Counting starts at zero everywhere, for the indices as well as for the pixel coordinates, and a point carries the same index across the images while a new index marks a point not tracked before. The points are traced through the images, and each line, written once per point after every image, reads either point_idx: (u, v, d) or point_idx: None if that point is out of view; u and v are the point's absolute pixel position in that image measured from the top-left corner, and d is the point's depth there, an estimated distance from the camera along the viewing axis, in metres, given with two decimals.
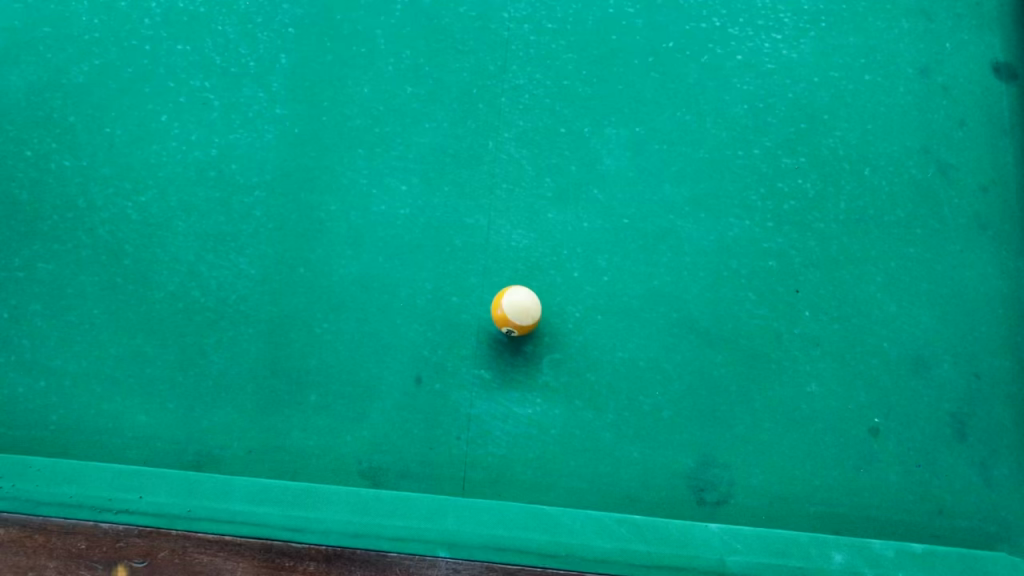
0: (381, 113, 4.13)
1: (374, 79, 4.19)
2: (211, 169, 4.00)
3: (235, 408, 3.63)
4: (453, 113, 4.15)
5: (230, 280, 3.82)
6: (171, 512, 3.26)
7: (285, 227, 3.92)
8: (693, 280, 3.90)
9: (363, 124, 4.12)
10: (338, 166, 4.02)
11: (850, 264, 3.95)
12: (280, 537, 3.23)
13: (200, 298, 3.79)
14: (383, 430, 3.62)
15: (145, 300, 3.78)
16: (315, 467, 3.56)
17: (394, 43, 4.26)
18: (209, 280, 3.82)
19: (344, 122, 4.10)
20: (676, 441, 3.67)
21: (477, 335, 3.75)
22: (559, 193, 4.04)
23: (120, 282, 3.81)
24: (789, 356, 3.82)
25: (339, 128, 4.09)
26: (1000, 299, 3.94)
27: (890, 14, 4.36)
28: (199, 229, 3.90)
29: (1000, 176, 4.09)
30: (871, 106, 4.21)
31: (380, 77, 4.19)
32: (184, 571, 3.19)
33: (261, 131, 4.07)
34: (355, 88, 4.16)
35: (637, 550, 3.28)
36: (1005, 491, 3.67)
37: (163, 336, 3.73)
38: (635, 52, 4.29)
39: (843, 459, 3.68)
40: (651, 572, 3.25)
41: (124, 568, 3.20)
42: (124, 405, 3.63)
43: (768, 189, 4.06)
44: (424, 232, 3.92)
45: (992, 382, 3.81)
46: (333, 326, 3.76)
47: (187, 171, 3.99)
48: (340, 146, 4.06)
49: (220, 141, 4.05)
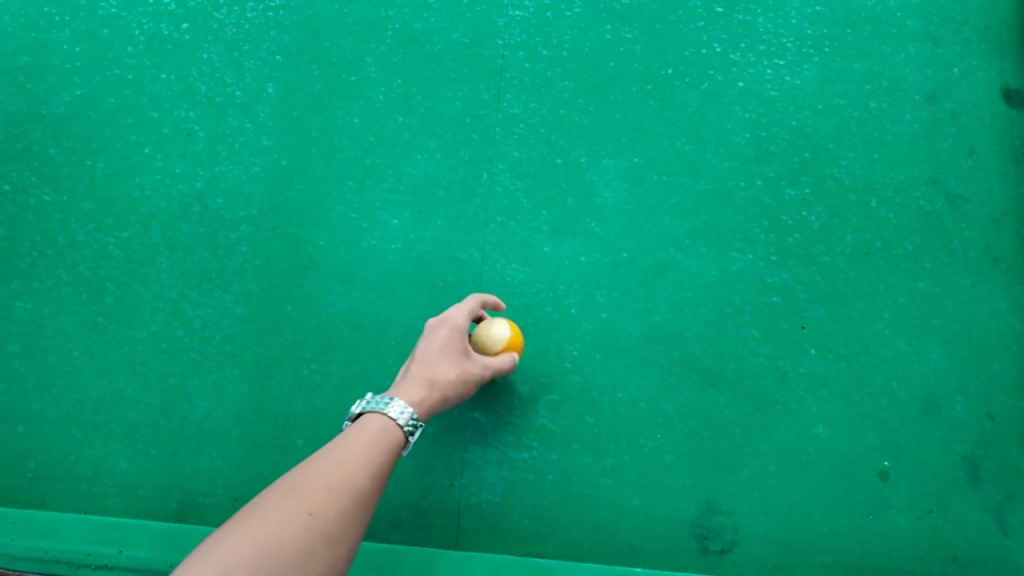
0: (243, 105, 1.95)
1: (244, 82, 1.97)
2: (29, 138, 1.92)
3: (41, 449, 1.69)
4: (333, 101, 1.95)
5: (64, 263, 1.83)
6: (48, 554, 1.53)
7: (110, 198, 1.87)
8: (682, 323, 1.78)
9: (159, 114, 1.94)
10: (195, 144, 1.92)
11: (924, 254, 1.82)
12: (34, 566, 1.52)
13: (63, 277, 1.82)
14: (50, 446, 1.69)
15: (8, 227, 1.85)
16: (92, 502, 1.65)
17: (263, 32, 2.01)
18: (70, 254, 1.83)
19: (194, 97, 1.95)
20: (584, 518, 1.63)
21: (321, 391, 1.72)
22: (238, 141, 1.92)
23: None
24: (805, 402, 1.72)
25: (189, 115, 1.94)
26: (995, 335, 1.76)
27: (900, 35, 1.99)
28: (42, 166, 1.90)
29: (1017, 198, 1.85)
30: (846, 118, 1.93)
31: (251, 87, 1.96)
32: None
33: (194, 124, 1.93)
34: (203, 76, 1.97)
35: None
36: (993, 543, 1.62)
37: (37, 289, 1.81)
38: (632, 77, 1.96)
39: (857, 515, 1.64)
40: None
41: None
42: (32, 403, 1.73)
43: (901, 155, 1.90)
44: (284, 246, 1.84)
45: (1012, 428, 1.69)
46: (162, 341, 1.77)
47: (84, 113, 1.94)
48: (195, 140, 1.92)
49: (129, 92, 1.95)
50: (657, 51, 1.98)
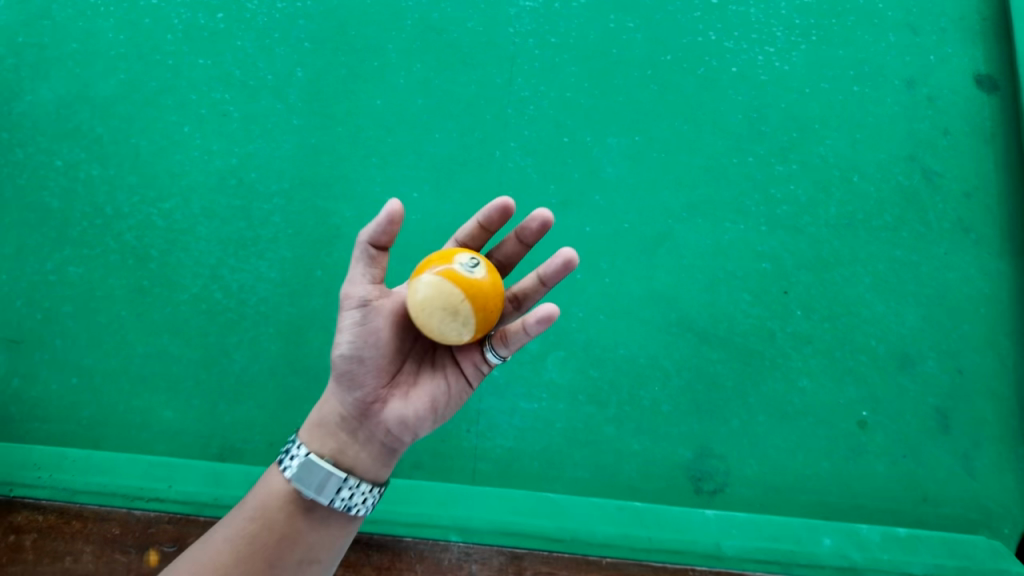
0: (274, 86, 2.11)
1: (274, 66, 2.12)
2: (74, 115, 2.06)
3: (90, 399, 1.83)
4: (356, 83, 2.11)
5: (108, 229, 1.97)
6: (105, 489, 1.70)
7: (152, 171, 2.03)
8: (679, 287, 1.94)
9: (197, 96, 2.09)
10: (229, 123, 2.08)
11: (902, 225, 1.99)
12: (94, 500, 1.69)
13: (108, 243, 1.96)
14: (101, 398, 1.83)
15: (56, 195, 1.99)
16: (140, 447, 1.80)
17: (291, 19, 2.17)
18: (115, 222, 1.98)
19: (229, 80, 2.11)
20: (590, 461, 1.77)
21: None
22: (270, 121, 2.08)
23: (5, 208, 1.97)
24: (791, 357, 1.88)
25: (223, 96, 2.10)
26: (965, 298, 1.93)
27: (882, 25, 2.16)
28: (87, 141, 2.04)
29: (987, 173, 2.02)
30: (831, 101, 2.10)
31: (281, 70, 2.12)
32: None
33: (228, 104, 2.09)
34: (236, 59, 2.13)
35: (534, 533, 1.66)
36: (959, 483, 1.79)
37: (85, 253, 1.95)
38: (634, 62, 2.12)
39: (837, 458, 1.80)
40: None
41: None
42: (81, 357, 1.87)
43: (881, 134, 2.06)
44: (313, 216, 2.00)
45: (978, 380, 1.86)
46: (202, 302, 1.92)
47: (126, 93, 2.09)
48: (229, 119, 2.08)
49: (168, 75, 2.11)
50: (657, 38, 2.14)
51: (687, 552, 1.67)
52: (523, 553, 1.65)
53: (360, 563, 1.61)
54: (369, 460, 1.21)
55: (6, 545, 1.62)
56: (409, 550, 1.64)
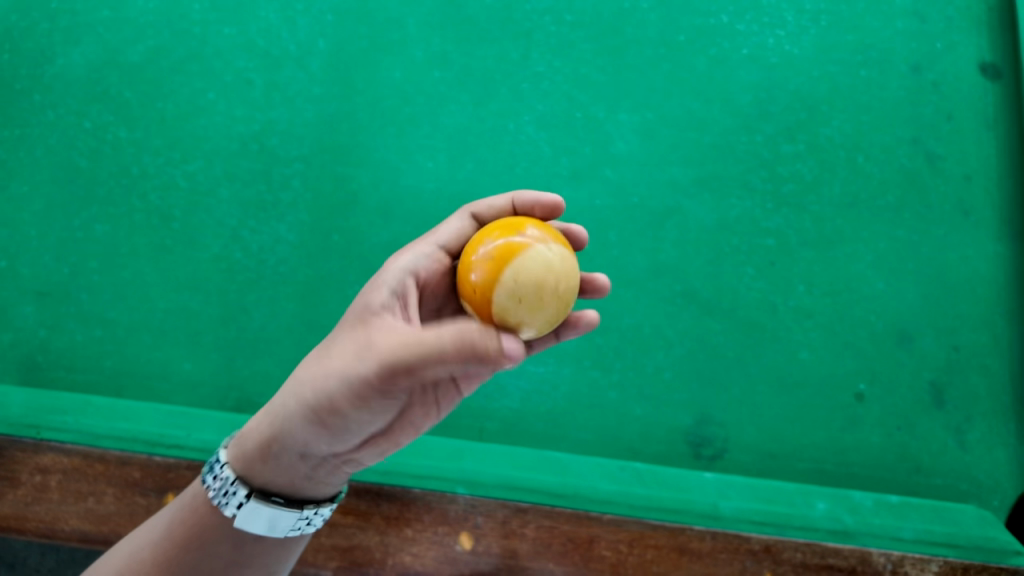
0: (296, 55, 2.16)
1: (296, 35, 2.18)
2: (102, 79, 2.12)
3: (114, 351, 1.90)
4: (376, 54, 2.16)
5: (133, 190, 2.04)
6: (126, 434, 1.74)
7: (177, 134, 2.09)
8: (684, 259, 1.99)
9: (222, 63, 2.15)
10: (251, 89, 2.14)
11: (904, 207, 2.04)
12: (114, 444, 1.72)
13: (133, 203, 2.02)
14: (124, 350, 1.90)
15: (85, 155, 2.06)
16: (160, 397, 1.87)
17: None
18: (141, 183, 2.04)
19: (252, 47, 2.17)
20: (593, 424, 1.83)
21: None
22: (292, 89, 2.14)
23: (36, 167, 2.04)
24: (792, 330, 1.94)
25: (246, 63, 2.16)
26: (962, 278, 1.99)
27: (890, 11, 2.20)
28: (115, 103, 2.11)
29: (990, 157, 2.07)
30: (838, 84, 2.14)
31: (302, 39, 2.18)
32: (49, 515, 1.64)
33: (250, 72, 2.15)
34: (258, 28, 2.18)
35: (539, 486, 1.69)
36: (951, 454, 1.86)
37: (111, 212, 2.01)
38: (646, 41, 2.17)
39: (834, 428, 1.86)
40: (595, 529, 1.64)
41: (59, 517, 1.64)
42: (105, 311, 1.93)
43: (887, 117, 2.11)
44: (331, 182, 2.06)
45: (971, 357, 1.93)
46: (222, 261, 1.99)
47: (153, 59, 2.15)
48: (251, 86, 2.14)
49: (194, 42, 2.17)
50: (671, 19, 2.19)
51: (686, 511, 1.68)
52: (527, 507, 1.66)
53: (370, 512, 1.63)
54: (327, 484, 1.23)
55: (32, 484, 1.68)
56: (417, 501, 1.65)
